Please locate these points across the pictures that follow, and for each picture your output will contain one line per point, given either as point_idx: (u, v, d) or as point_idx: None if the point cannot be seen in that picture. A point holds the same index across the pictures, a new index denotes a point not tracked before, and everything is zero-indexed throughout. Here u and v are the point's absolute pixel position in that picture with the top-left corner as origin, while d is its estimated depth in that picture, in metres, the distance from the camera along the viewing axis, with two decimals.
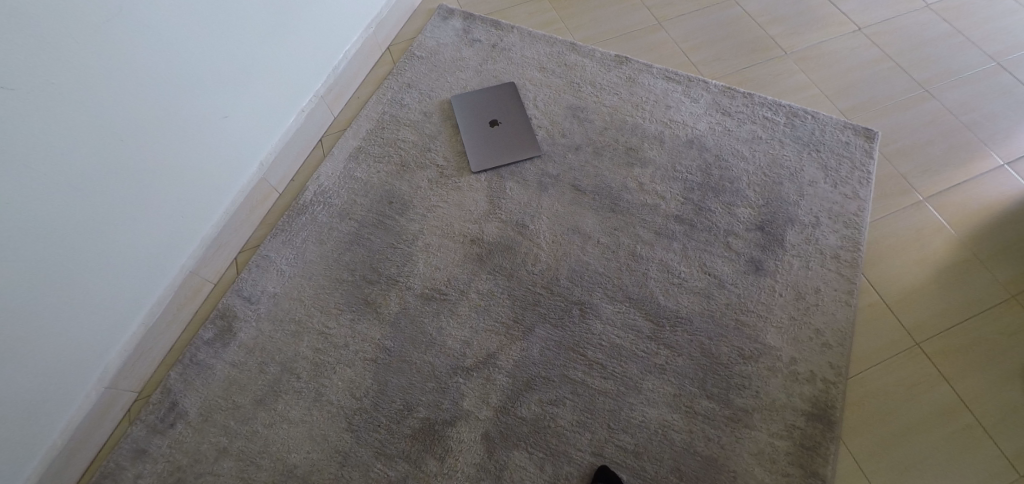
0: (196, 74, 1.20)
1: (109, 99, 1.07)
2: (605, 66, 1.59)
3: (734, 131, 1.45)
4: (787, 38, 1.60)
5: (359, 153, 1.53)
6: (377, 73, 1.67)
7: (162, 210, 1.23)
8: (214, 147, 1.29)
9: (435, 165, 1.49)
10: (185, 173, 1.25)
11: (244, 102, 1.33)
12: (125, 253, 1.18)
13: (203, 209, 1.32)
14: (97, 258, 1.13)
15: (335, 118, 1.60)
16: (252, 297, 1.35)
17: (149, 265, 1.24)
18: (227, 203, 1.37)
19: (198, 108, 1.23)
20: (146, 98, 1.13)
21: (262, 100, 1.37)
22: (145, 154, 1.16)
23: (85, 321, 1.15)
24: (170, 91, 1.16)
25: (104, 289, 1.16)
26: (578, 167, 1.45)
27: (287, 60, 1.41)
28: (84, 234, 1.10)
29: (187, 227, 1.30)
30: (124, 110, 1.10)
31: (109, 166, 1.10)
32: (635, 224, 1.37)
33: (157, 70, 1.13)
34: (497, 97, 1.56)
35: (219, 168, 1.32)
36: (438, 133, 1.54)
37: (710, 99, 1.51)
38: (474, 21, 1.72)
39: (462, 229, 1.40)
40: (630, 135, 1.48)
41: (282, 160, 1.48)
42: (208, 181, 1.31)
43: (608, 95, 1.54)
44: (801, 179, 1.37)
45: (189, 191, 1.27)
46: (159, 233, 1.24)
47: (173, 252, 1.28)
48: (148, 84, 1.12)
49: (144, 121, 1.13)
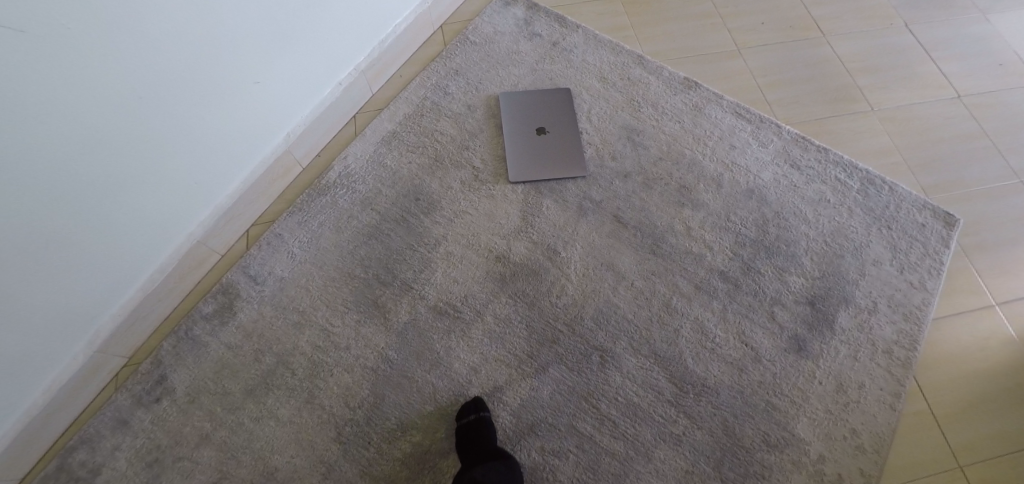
0: (229, 31, 1.09)
1: (132, 47, 0.96)
2: (671, 89, 1.47)
3: (802, 189, 1.35)
4: (876, 92, 1.48)
5: (393, 138, 1.42)
6: (425, 53, 1.54)
7: (175, 173, 1.14)
8: (239, 112, 1.19)
9: (471, 166, 1.38)
10: (204, 136, 1.15)
11: (279, 69, 1.23)
12: (130, 217, 1.10)
13: (220, 178, 1.23)
14: (100, 216, 1.05)
15: (373, 95, 1.49)
16: (258, 277, 1.27)
17: (154, 231, 1.16)
18: (246, 173, 1.28)
19: (227, 72, 1.13)
20: (172, 57, 1.03)
21: (298, 68, 1.27)
22: (164, 111, 1.06)
23: (78, 280, 1.07)
24: (201, 46, 1.06)
25: (101, 251, 1.08)
26: (624, 197, 1.34)
27: (331, 28, 1.29)
28: (87, 188, 1.01)
29: (199, 194, 1.21)
30: (145, 61, 0.99)
31: (123, 119, 1.01)
32: (675, 273, 1.26)
33: (189, 21, 1.02)
34: (550, 103, 1.44)
35: (244, 136, 1.23)
36: (480, 130, 1.42)
37: (780, 146, 1.40)
38: (538, 13, 1.58)
39: (489, 241, 1.30)
40: (686, 172, 1.37)
41: (310, 134, 1.38)
42: (229, 150, 1.22)
43: (670, 121, 1.42)
44: (866, 256, 1.29)
45: (209, 157, 1.19)
46: (167, 198, 1.15)
47: (183, 218, 1.20)
48: (177, 35, 1.02)
49: (166, 78, 1.04)
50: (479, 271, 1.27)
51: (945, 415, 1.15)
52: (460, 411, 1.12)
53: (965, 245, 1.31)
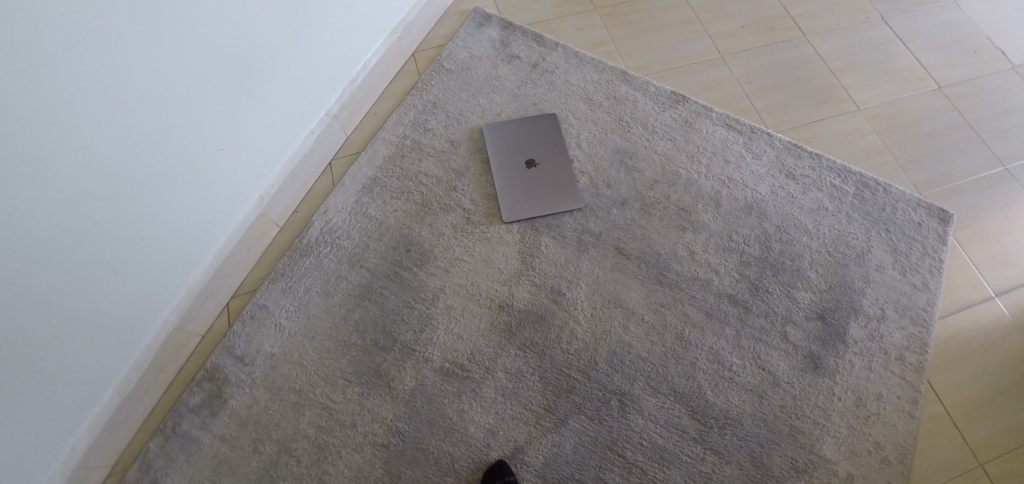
0: (202, 87, 1.01)
1: (98, 115, 0.88)
2: (659, 105, 1.45)
3: (799, 199, 1.35)
4: (859, 91, 1.51)
5: (374, 185, 1.33)
6: (399, 86, 1.44)
7: (148, 248, 1.04)
8: (215, 173, 1.10)
9: (461, 207, 1.31)
10: (178, 202, 1.06)
11: (251, 126, 1.14)
12: (105, 307, 1.01)
13: (196, 250, 1.14)
14: (75, 301, 0.95)
15: (347, 138, 1.38)
16: (246, 357, 1.18)
17: (130, 319, 1.07)
18: (222, 241, 1.19)
19: (196, 137, 1.04)
20: (134, 131, 0.94)
21: (270, 123, 1.18)
22: (134, 178, 0.97)
23: (60, 374, 0.97)
24: (171, 106, 0.98)
25: (81, 339, 0.99)
26: (623, 226, 1.30)
27: (300, 75, 1.20)
28: (57, 273, 0.91)
29: (176, 266, 1.11)
30: (111, 126, 0.90)
31: (90, 193, 0.91)
32: (684, 301, 1.22)
33: (156, 80, 0.94)
34: (537, 132, 1.38)
35: (219, 202, 1.14)
36: (467, 168, 1.35)
37: (773, 156, 1.40)
38: (513, 33, 1.51)
39: (490, 287, 1.24)
40: (683, 192, 1.34)
41: (284, 192, 1.28)
42: (205, 218, 1.13)
43: (661, 140, 1.40)
44: (868, 264, 1.28)
45: (184, 230, 1.10)
46: (143, 273, 1.05)
47: (159, 300, 1.11)
48: (145, 95, 0.93)
49: (131, 154, 0.95)
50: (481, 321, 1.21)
51: (961, 414, 1.14)
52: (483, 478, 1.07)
53: (960, 239, 1.32)
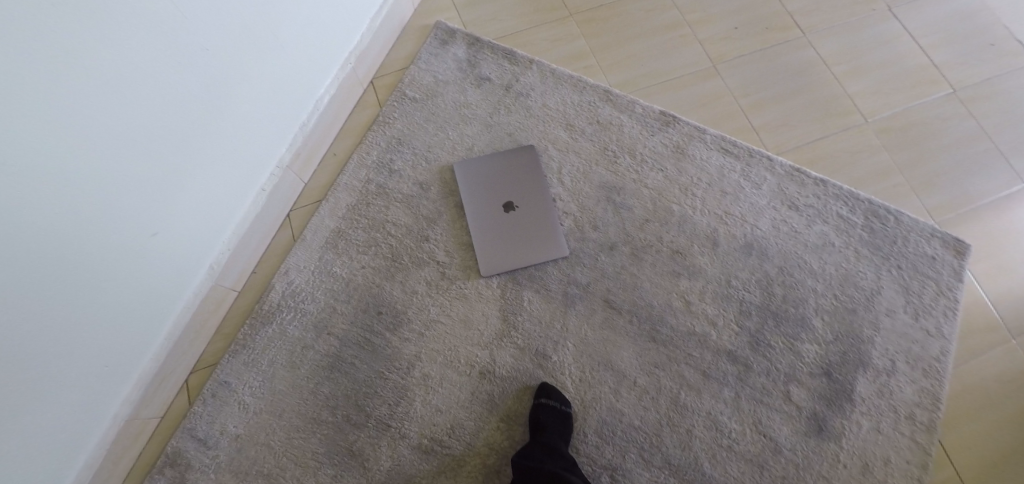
0: (141, 145, 0.92)
1: (52, 171, 0.81)
2: (647, 129, 1.29)
3: (803, 234, 1.21)
4: (867, 100, 1.33)
5: (339, 238, 1.22)
6: (359, 120, 1.33)
7: (112, 311, 0.97)
8: (166, 233, 1.02)
9: (435, 261, 1.20)
10: (128, 270, 0.97)
11: (213, 173, 1.06)
12: (73, 377, 0.95)
13: (159, 312, 1.07)
14: (25, 393, 0.88)
15: (307, 185, 1.27)
16: (209, 440, 1.10)
17: (95, 393, 1.00)
18: (182, 303, 1.11)
19: (151, 186, 0.96)
20: (86, 185, 0.86)
21: (231, 170, 1.09)
22: (88, 236, 0.89)
23: (15, 473, 0.91)
24: (108, 170, 0.88)
25: (39, 425, 0.92)
26: (612, 275, 1.19)
27: (258, 119, 1.11)
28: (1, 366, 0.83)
29: (132, 340, 1.04)
30: (43, 196, 0.81)
31: (25, 275, 0.82)
32: (679, 361, 1.14)
33: (106, 129, 0.86)
34: (513, 169, 1.26)
35: (180, 258, 1.06)
36: (439, 214, 1.24)
37: (774, 184, 1.25)
38: (482, 50, 1.38)
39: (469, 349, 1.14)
40: (678, 232, 1.22)
41: (238, 257, 1.18)
42: (166, 277, 1.05)
43: (651, 171, 1.26)
44: (878, 307, 1.17)
45: (146, 290, 1.02)
46: (98, 352, 0.98)
47: (122, 372, 1.04)
48: (93, 148, 0.85)
49: (82, 211, 0.87)
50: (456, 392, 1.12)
51: (975, 477, 1.07)
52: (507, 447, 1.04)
53: (978, 274, 1.20)
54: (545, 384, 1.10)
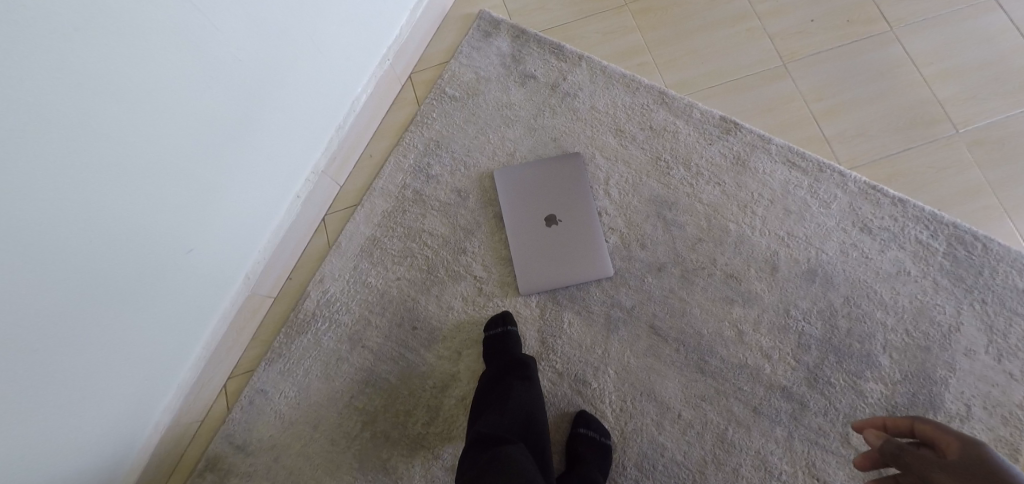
0: (175, 157, 0.87)
1: (103, 189, 0.79)
2: (706, 137, 1.18)
3: (875, 261, 1.10)
4: (960, 106, 1.17)
5: (374, 245, 1.18)
6: (396, 118, 1.26)
7: (160, 319, 0.97)
8: (202, 244, 0.98)
9: (472, 275, 1.16)
10: (176, 279, 0.97)
11: (256, 178, 1.03)
12: (123, 383, 0.96)
13: (201, 317, 1.06)
14: (74, 403, 0.89)
15: (342, 187, 1.23)
16: (246, 447, 1.10)
17: (142, 396, 1.01)
18: (223, 309, 1.10)
19: (198, 197, 0.94)
20: (135, 201, 0.84)
21: (273, 174, 1.06)
22: (137, 251, 0.88)
23: (66, 471, 0.93)
24: (142, 184, 0.84)
25: (89, 428, 0.93)
26: (659, 298, 1.12)
27: (299, 122, 1.07)
28: (43, 383, 0.82)
29: (168, 350, 1.02)
30: (94, 214, 0.79)
31: (60, 295, 0.80)
32: (728, 395, 1.06)
33: (154, 143, 0.83)
34: (557, 178, 1.18)
35: (224, 263, 1.05)
36: (477, 224, 1.18)
37: (846, 203, 1.13)
38: (527, 43, 1.28)
39: (506, 358, 1.07)
40: (734, 254, 1.13)
41: (275, 263, 1.16)
42: (210, 282, 1.04)
43: (707, 185, 1.16)
44: (954, 346, 1.06)
45: (191, 296, 1.02)
46: (133, 365, 0.96)
47: (167, 376, 1.04)
48: (141, 163, 0.82)
49: (131, 227, 0.85)
50: (491, 354, 1.09)
51: None
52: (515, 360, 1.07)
53: None
54: (584, 413, 1.06)
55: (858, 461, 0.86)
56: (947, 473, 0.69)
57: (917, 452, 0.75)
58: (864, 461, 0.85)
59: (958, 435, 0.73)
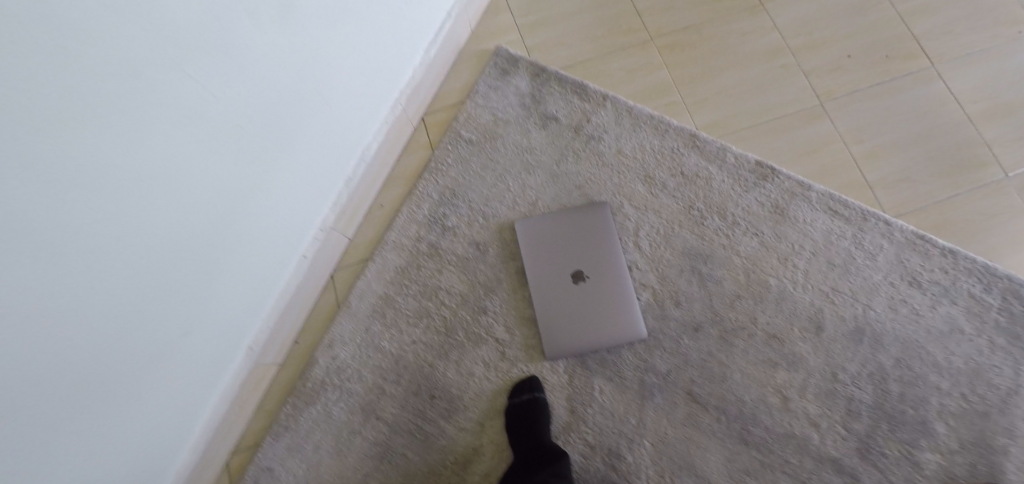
0: (198, 204, 0.79)
1: (126, 249, 0.71)
2: (741, 184, 1.10)
3: (926, 317, 1.02)
4: (1010, 147, 1.10)
5: (386, 305, 1.09)
6: (408, 164, 1.18)
7: (175, 381, 0.89)
8: (211, 289, 0.88)
9: (494, 338, 1.07)
10: (192, 338, 0.89)
11: (275, 225, 0.95)
12: (132, 455, 0.87)
13: (213, 379, 0.97)
14: (81, 482, 0.80)
15: (352, 239, 1.14)
16: None
17: (149, 469, 0.92)
18: (233, 371, 1.01)
19: (217, 248, 0.86)
20: (156, 260, 0.76)
21: (291, 220, 0.99)
22: (156, 311, 0.80)
23: None
24: (162, 235, 0.75)
25: None
26: (697, 361, 1.04)
27: (318, 165, 0.99)
28: (50, 467, 0.73)
29: (181, 415, 0.94)
30: (117, 278, 0.71)
31: (76, 368, 0.71)
32: (775, 468, 0.99)
33: (180, 197, 0.75)
34: (583, 230, 1.10)
35: (239, 316, 0.97)
36: (498, 281, 1.10)
37: (893, 254, 1.05)
38: (548, 82, 1.19)
39: (533, 428, 1.00)
40: (776, 312, 1.05)
41: (281, 327, 1.07)
42: (225, 338, 0.96)
43: (744, 236, 1.08)
44: (1014, 410, 0.98)
45: (206, 355, 0.93)
46: (135, 427, 0.85)
47: (174, 448, 0.95)
48: (165, 219, 0.74)
49: (152, 287, 0.77)
50: (516, 424, 1.01)
51: None
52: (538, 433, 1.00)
53: None
54: None
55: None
56: None
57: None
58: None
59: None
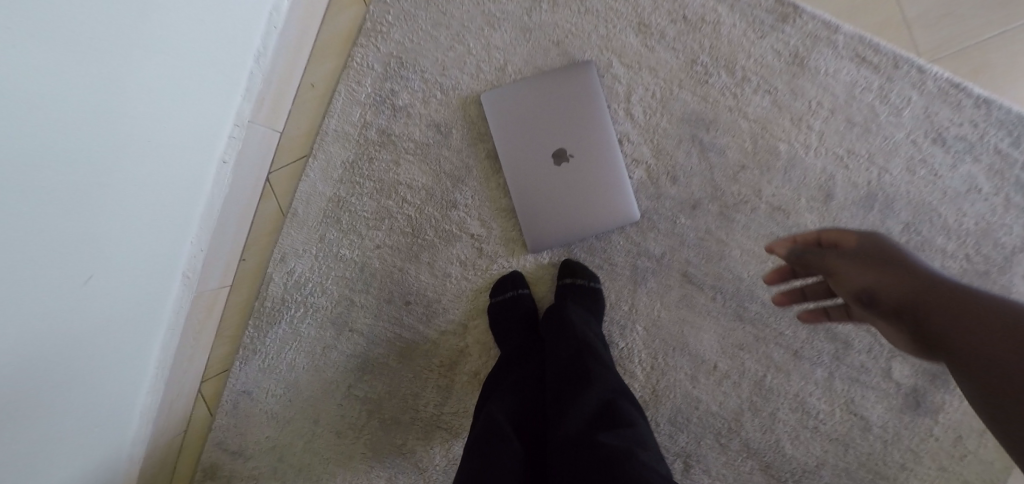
0: (91, 96, 0.62)
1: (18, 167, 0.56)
2: (755, 28, 0.93)
3: (943, 177, 0.94)
4: None
5: (339, 209, 0.96)
6: (336, 29, 0.95)
7: (125, 306, 0.79)
8: (126, 208, 0.72)
9: (467, 232, 0.95)
10: (132, 258, 0.76)
11: (193, 114, 0.78)
12: (100, 389, 0.79)
13: (160, 300, 0.86)
14: (55, 424, 0.73)
15: (285, 130, 0.96)
16: (240, 448, 0.99)
17: (118, 403, 0.85)
18: (176, 292, 0.89)
19: (132, 152, 0.70)
20: (60, 175, 0.61)
21: (210, 106, 0.81)
22: (81, 236, 0.66)
23: None
24: (57, 143, 0.59)
25: (75, 451, 0.79)
26: (695, 241, 0.94)
27: (228, 33, 0.79)
28: (15, 420, 0.65)
29: (137, 343, 0.84)
30: (19, 204, 0.57)
31: (12, 316, 0.60)
32: (768, 341, 0.95)
33: (63, 89, 0.58)
34: (559, 98, 0.92)
35: (176, 226, 0.84)
36: (468, 169, 0.95)
37: (920, 107, 0.94)
38: None
39: (519, 327, 0.92)
40: (784, 181, 0.94)
41: (220, 241, 0.94)
42: (167, 252, 0.84)
43: (754, 94, 0.94)
44: (1015, 268, 0.94)
45: (150, 273, 0.82)
46: (87, 368, 0.75)
47: (133, 383, 0.87)
48: (53, 122, 0.58)
49: (65, 209, 0.63)
50: (501, 324, 0.93)
51: None
52: (510, 337, 0.92)
53: None
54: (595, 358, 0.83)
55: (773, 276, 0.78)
56: (853, 262, 0.66)
57: (828, 259, 0.68)
58: (775, 273, 0.78)
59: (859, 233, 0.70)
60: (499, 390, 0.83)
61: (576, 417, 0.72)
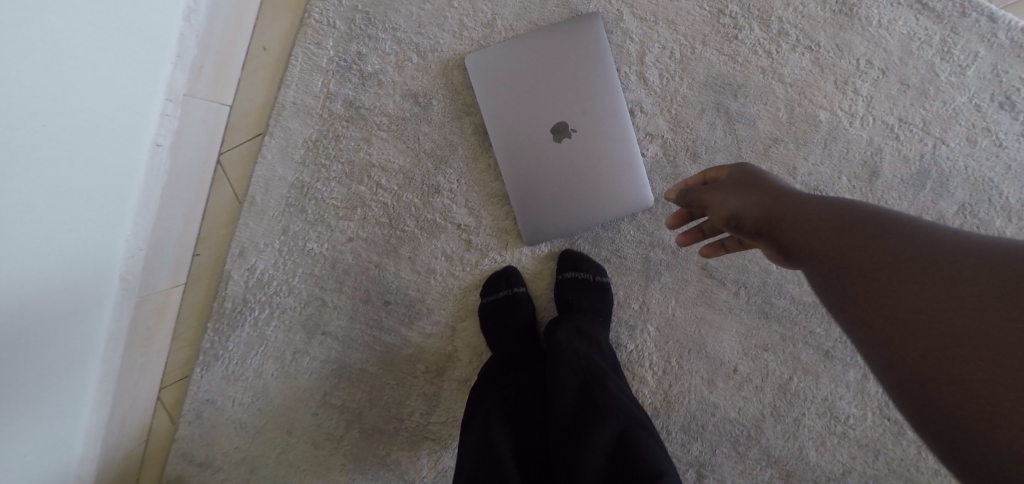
0: None
1: None
2: None
3: (1009, 149, 0.80)
4: None
5: (303, 195, 0.83)
6: None
7: (54, 311, 0.66)
8: (35, 195, 0.58)
9: (453, 222, 0.82)
10: (52, 256, 0.63)
11: (109, 75, 0.64)
12: (34, 410, 0.68)
13: (95, 304, 0.74)
14: None
15: (235, 101, 0.82)
16: (207, 461, 0.89)
17: (57, 425, 0.73)
18: (114, 293, 0.77)
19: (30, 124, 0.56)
20: None
21: (131, 66, 0.67)
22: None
23: None
24: None
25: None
26: None
27: None
28: None
29: (74, 353, 0.72)
30: None
31: None
32: (796, 340, 0.84)
33: None
34: (553, 59, 0.77)
35: (106, 216, 0.70)
36: (452, 147, 0.81)
37: (988, 65, 0.79)
38: None
39: (514, 330, 0.81)
40: (822, 156, 0.80)
41: (166, 234, 0.80)
42: (97, 246, 0.70)
43: (792, 52, 0.79)
44: None
45: (80, 271, 0.69)
46: (13, 387, 0.63)
47: (74, 400, 0.75)
48: None
49: None
50: (494, 327, 0.81)
51: None
52: (506, 340, 0.80)
53: None
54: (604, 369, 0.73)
55: (671, 221, 0.73)
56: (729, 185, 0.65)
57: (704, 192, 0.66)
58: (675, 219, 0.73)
59: (734, 165, 0.68)
60: (491, 403, 0.71)
61: (591, 459, 0.61)
